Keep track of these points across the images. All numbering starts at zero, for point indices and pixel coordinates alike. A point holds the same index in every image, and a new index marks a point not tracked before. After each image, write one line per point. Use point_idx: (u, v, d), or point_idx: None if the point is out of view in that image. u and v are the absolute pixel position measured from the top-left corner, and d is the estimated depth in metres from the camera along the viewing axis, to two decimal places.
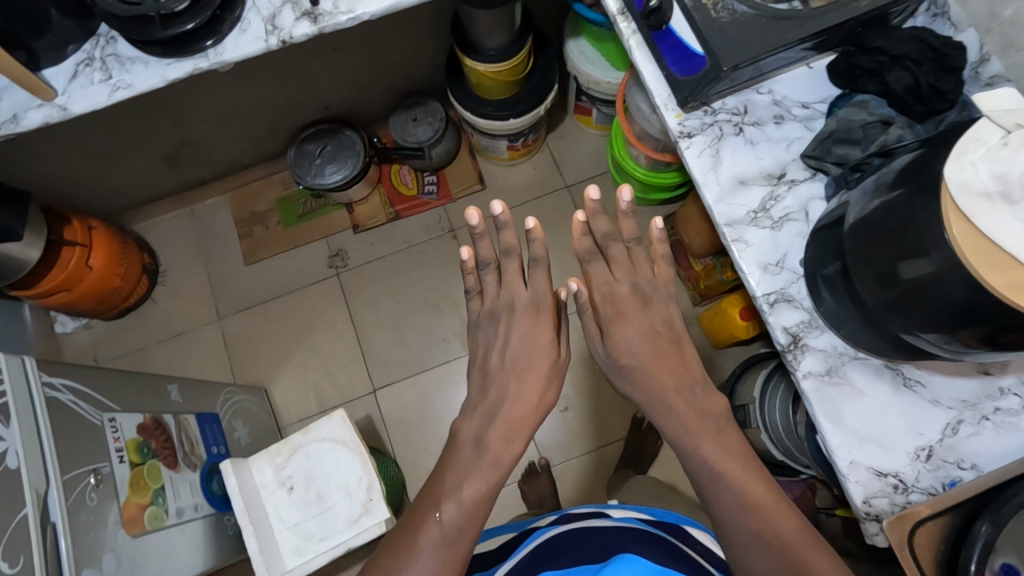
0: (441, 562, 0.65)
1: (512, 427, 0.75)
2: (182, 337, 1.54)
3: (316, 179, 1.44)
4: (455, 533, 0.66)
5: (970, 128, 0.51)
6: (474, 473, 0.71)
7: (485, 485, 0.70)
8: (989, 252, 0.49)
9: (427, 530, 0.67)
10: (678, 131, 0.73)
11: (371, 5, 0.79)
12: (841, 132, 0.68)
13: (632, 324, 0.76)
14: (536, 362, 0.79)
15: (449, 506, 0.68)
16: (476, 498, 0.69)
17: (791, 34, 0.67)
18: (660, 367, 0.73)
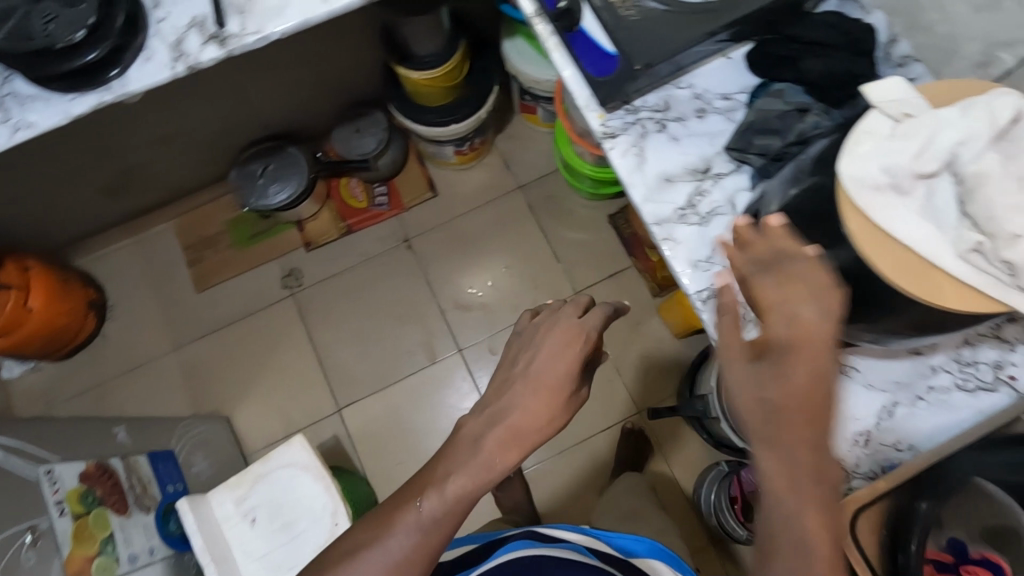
0: (406, 559, 0.60)
1: (514, 442, 0.62)
2: (138, 371, 1.48)
3: (260, 200, 1.40)
4: (427, 529, 0.60)
5: (861, 121, 0.51)
6: (468, 468, 0.61)
7: (477, 481, 0.61)
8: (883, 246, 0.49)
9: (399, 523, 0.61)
10: (601, 132, 0.72)
11: (280, 23, 0.77)
12: (759, 122, 0.67)
13: (802, 366, 0.45)
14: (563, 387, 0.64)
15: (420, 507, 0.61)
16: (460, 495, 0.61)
17: (702, 28, 0.68)
18: (795, 424, 0.44)
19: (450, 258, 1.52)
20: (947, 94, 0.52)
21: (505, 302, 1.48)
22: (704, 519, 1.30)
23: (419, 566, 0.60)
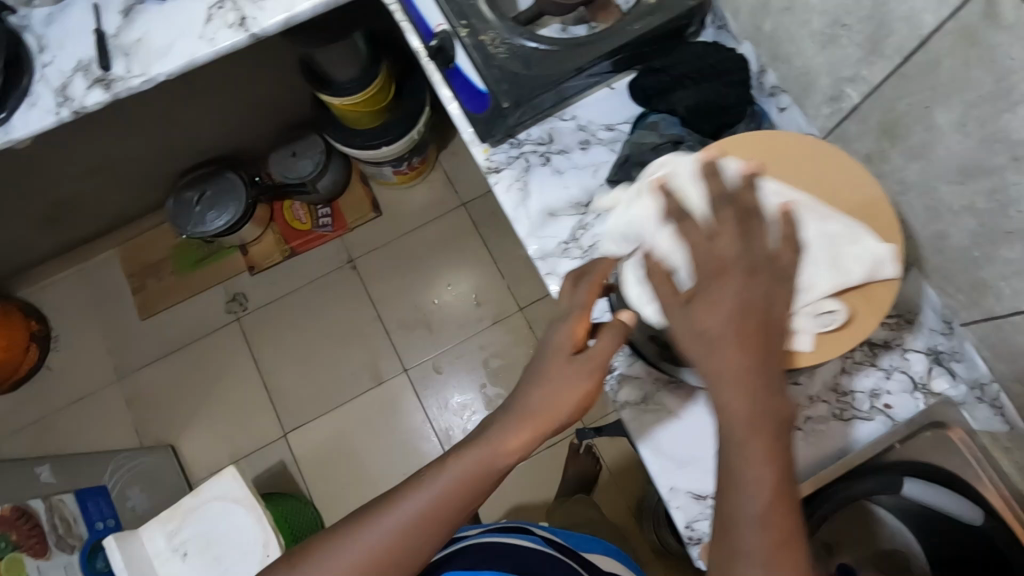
0: (406, 533, 0.59)
1: (529, 423, 0.59)
2: (84, 402, 1.47)
3: (198, 227, 1.40)
4: (433, 500, 0.60)
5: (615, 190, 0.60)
6: (482, 446, 0.60)
7: (484, 464, 0.60)
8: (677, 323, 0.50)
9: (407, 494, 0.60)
10: (485, 166, 0.72)
11: (166, 64, 0.76)
12: (635, 156, 0.67)
13: (725, 303, 0.45)
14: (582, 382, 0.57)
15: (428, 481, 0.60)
16: (469, 474, 0.60)
17: (571, 63, 0.65)
18: (734, 360, 0.44)
19: (393, 277, 1.52)
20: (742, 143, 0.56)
21: (449, 321, 1.48)
22: (645, 532, 1.29)
23: (419, 541, 0.59)
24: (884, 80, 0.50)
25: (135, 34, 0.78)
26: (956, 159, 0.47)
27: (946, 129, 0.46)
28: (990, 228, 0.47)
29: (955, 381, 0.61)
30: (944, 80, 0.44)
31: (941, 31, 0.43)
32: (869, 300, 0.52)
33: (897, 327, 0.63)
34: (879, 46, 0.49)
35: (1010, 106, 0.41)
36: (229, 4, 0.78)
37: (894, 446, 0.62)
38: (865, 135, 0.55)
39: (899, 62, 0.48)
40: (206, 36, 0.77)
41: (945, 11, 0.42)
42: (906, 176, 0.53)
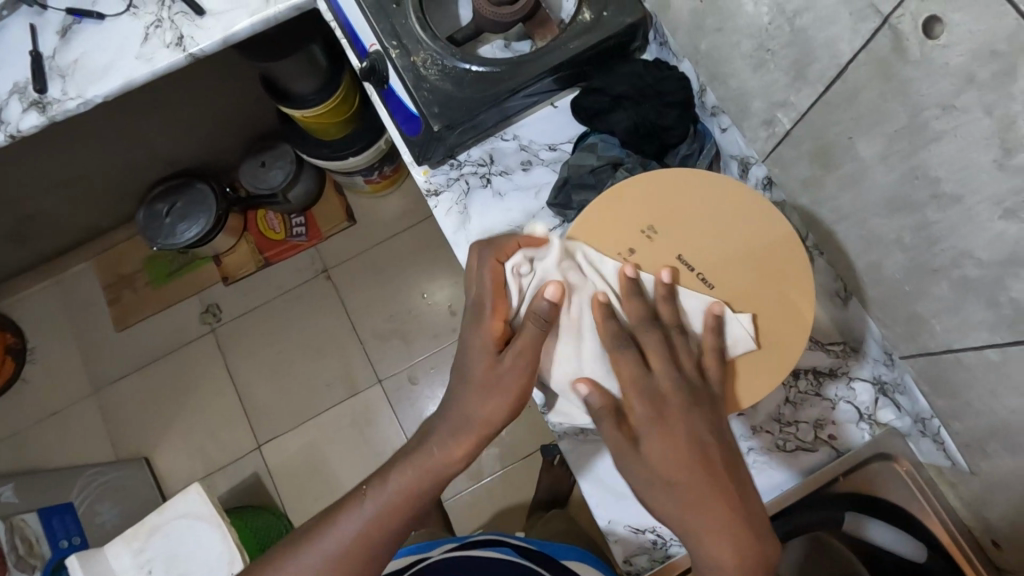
0: (343, 557, 0.54)
1: (466, 433, 0.54)
2: (59, 415, 1.47)
3: (169, 239, 1.39)
4: (375, 517, 0.55)
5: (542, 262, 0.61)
6: (423, 457, 0.56)
7: (425, 479, 0.55)
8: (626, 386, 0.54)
9: (349, 510, 0.55)
10: (425, 189, 0.71)
11: (102, 86, 0.75)
12: (574, 179, 0.65)
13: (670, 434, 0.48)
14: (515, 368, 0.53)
15: (369, 499, 0.55)
16: (410, 491, 0.55)
17: (505, 85, 0.63)
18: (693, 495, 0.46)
19: (367, 287, 1.51)
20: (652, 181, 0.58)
21: (423, 330, 1.47)
22: None
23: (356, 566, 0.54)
24: (811, 106, 0.47)
25: (71, 55, 0.76)
26: (883, 192, 0.44)
27: (871, 161, 0.44)
28: (919, 264, 0.45)
29: (900, 413, 0.58)
30: (863, 111, 0.42)
31: (857, 61, 0.40)
32: (784, 328, 0.56)
33: (844, 354, 0.61)
34: (803, 72, 0.46)
35: (926, 142, 0.38)
36: (167, 23, 0.77)
37: (838, 478, 0.61)
38: (800, 161, 0.53)
39: (822, 89, 0.45)
40: (143, 56, 0.76)
41: (859, 40, 0.39)
42: (840, 205, 0.50)
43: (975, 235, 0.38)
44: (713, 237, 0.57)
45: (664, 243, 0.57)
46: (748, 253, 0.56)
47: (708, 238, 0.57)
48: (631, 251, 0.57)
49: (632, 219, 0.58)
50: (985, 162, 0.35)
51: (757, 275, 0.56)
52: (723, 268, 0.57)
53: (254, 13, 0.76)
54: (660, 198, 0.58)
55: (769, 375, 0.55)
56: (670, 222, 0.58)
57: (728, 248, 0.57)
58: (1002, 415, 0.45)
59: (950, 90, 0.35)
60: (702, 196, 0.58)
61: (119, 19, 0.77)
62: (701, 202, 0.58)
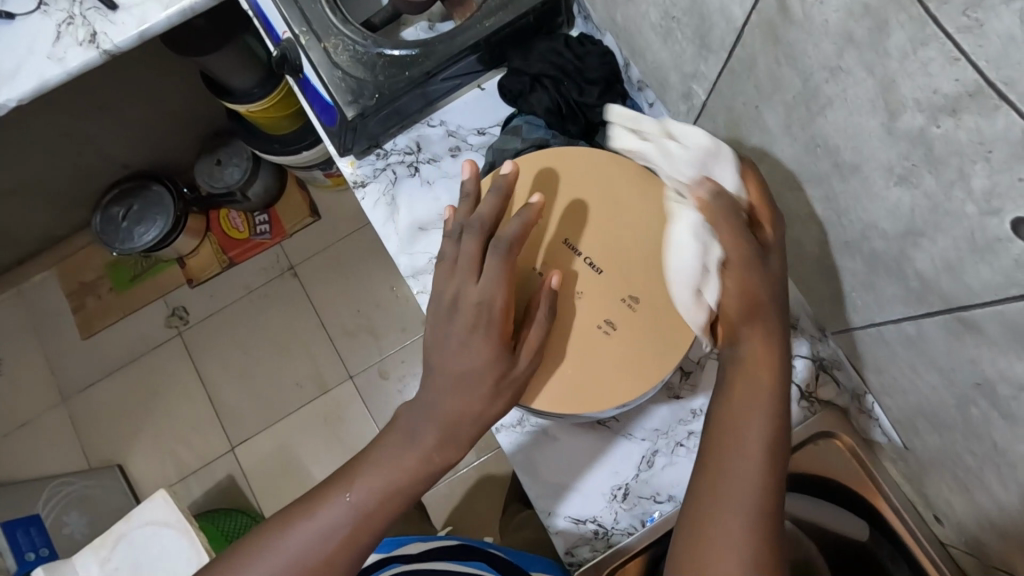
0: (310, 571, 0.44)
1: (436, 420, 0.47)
2: (29, 427, 1.46)
3: (126, 243, 1.36)
4: (339, 525, 0.45)
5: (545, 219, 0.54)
6: (402, 440, 0.47)
7: (406, 481, 0.47)
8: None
9: (316, 509, 0.46)
10: (351, 181, 0.68)
11: (13, 89, 0.72)
12: (499, 163, 0.62)
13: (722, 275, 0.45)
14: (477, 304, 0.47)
15: (335, 502, 0.46)
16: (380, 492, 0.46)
17: (419, 69, 0.61)
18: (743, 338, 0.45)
19: (334, 284, 1.48)
20: (546, 163, 0.55)
21: (392, 324, 1.45)
22: None
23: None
24: (719, 76, 0.45)
25: None
26: (791, 162, 0.42)
27: (777, 132, 0.42)
28: (834, 237, 0.43)
29: (841, 389, 0.57)
30: (764, 80, 0.40)
31: (749, 24, 0.38)
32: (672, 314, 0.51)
33: None
34: (707, 41, 0.44)
35: (820, 110, 0.36)
36: (79, 19, 0.73)
37: None
38: (719, 135, 0.51)
39: (725, 57, 0.43)
40: (55, 56, 0.73)
41: (748, 1, 0.37)
42: (758, 179, 0.48)
43: (875, 204, 0.36)
44: (605, 222, 0.54)
45: (549, 229, 0.53)
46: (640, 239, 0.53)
47: (605, 223, 0.54)
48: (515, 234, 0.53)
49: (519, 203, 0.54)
50: (874, 126, 0.33)
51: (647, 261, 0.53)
52: (615, 251, 0.53)
53: (167, 5, 0.73)
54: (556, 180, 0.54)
55: (655, 364, 0.51)
56: (562, 206, 0.54)
57: (623, 233, 0.53)
58: (924, 391, 0.43)
59: (833, 52, 0.33)
60: (600, 179, 0.54)
61: (30, 18, 0.74)
62: (598, 185, 0.54)
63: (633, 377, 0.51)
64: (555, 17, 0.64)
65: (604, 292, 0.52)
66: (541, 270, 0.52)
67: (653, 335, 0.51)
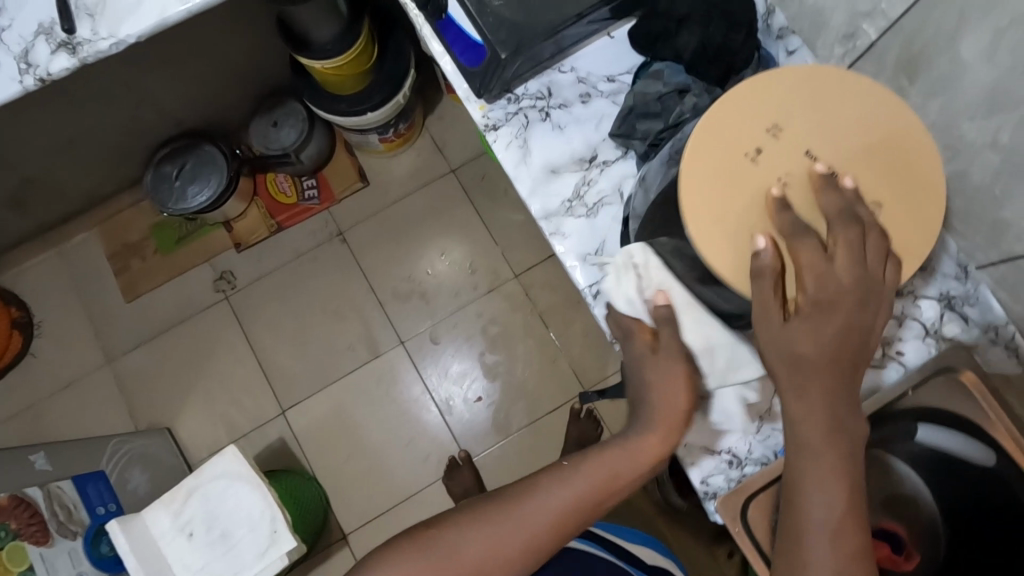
0: (538, 527, 0.57)
1: (657, 425, 0.58)
2: (73, 389, 1.44)
3: (179, 203, 1.34)
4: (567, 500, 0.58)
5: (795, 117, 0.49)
6: (620, 449, 0.59)
7: (626, 465, 0.59)
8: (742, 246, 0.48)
9: (544, 484, 0.58)
10: (483, 124, 0.69)
11: (134, 25, 0.71)
12: (640, 107, 0.65)
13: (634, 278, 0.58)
14: (728, 207, 0.48)
15: (545, 491, 0.58)
16: (592, 486, 0.58)
17: (569, 9, 0.63)
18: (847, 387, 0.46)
19: (384, 249, 1.49)
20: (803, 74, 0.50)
21: (445, 290, 1.46)
22: (650, 492, 1.26)
23: (545, 543, 0.57)
24: (906, 9, 0.48)
25: None
26: (982, 91, 0.45)
27: (972, 61, 0.44)
28: (1015, 162, 0.45)
29: (966, 325, 0.61)
30: (973, 4, 0.42)
31: None
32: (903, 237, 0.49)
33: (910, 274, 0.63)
34: None
35: None
36: None
37: (905, 393, 0.62)
38: (882, 74, 0.53)
39: None
40: None
41: None
42: (926, 114, 0.51)
43: None
44: (852, 135, 0.49)
45: (794, 140, 0.49)
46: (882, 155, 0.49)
47: (852, 134, 0.49)
48: (758, 149, 0.49)
49: (765, 109, 0.50)
50: None
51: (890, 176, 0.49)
52: (859, 166, 0.49)
53: None
54: (803, 93, 0.50)
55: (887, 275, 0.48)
56: (807, 119, 0.49)
57: (870, 147, 0.49)
58: None
59: None
60: (856, 97, 0.49)
61: None
62: (844, 99, 0.50)
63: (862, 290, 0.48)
64: None
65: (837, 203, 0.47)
66: (782, 181, 0.48)
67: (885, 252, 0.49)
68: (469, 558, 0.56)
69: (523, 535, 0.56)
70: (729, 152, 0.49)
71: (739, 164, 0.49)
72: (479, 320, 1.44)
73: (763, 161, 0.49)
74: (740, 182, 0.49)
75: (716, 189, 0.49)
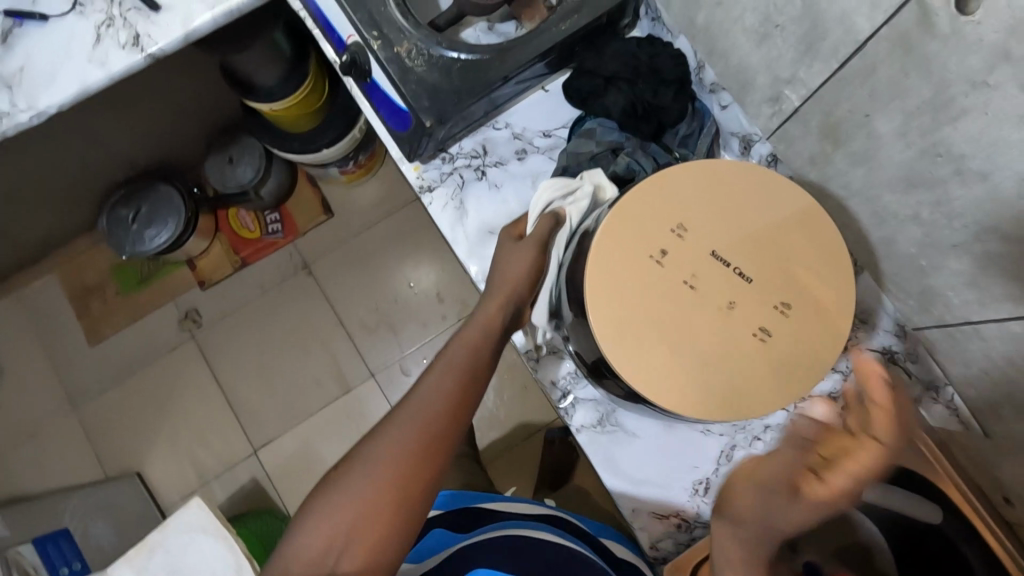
0: (433, 416, 0.51)
1: (499, 291, 0.58)
2: (38, 437, 1.41)
3: (137, 246, 1.32)
4: (448, 382, 0.53)
5: (705, 214, 0.49)
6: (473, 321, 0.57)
7: (483, 331, 0.56)
8: (653, 349, 0.48)
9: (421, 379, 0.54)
10: (418, 185, 0.68)
11: (54, 95, 0.69)
12: (573, 167, 0.63)
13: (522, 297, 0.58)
14: (639, 307, 0.48)
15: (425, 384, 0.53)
16: (466, 355, 0.54)
17: (494, 73, 0.60)
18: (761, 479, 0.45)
19: (351, 280, 1.47)
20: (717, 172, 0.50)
21: (413, 320, 1.45)
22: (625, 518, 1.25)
23: (447, 423, 0.51)
24: (823, 82, 0.46)
25: (15, 62, 0.70)
26: (897, 168, 0.44)
27: (887, 137, 0.44)
28: (936, 238, 0.45)
29: (911, 380, 0.60)
30: (881, 88, 0.42)
31: (876, 37, 0.40)
32: (821, 335, 0.48)
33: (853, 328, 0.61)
34: (815, 47, 0.45)
35: (951, 119, 0.38)
36: (119, 21, 0.71)
37: None
38: (807, 138, 0.52)
39: (836, 66, 0.44)
40: (97, 59, 0.70)
41: (880, 16, 0.39)
42: (850, 182, 0.50)
43: (996, 207, 0.39)
44: (758, 233, 0.49)
45: (699, 241, 0.49)
46: (792, 253, 0.49)
47: (756, 232, 0.49)
48: (663, 251, 0.49)
49: (669, 211, 0.49)
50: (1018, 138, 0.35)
51: (800, 271, 0.49)
52: (770, 264, 0.49)
53: (214, 6, 0.71)
54: (713, 191, 0.50)
55: (799, 380, 0.48)
56: (718, 216, 0.49)
57: (775, 244, 0.49)
58: None
59: (982, 67, 0.35)
60: (766, 197, 0.49)
61: (65, 20, 0.71)
62: (747, 198, 0.50)
63: (776, 393, 0.48)
64: (621, 18, 0.63)
65: (741, 306, 0.48)
66: (688, 283, 0.48)
67: (799, 353, 0.48)
68: (376, 479, 0.49)
69: (419, 439, 0.50)
70: (635, 255, 0.49)
71: (645, 265, 0.49)
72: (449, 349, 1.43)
73: (670, 263, 0.48)
74: (652, 277, 0.48)
75: (624, 291, 0.48)
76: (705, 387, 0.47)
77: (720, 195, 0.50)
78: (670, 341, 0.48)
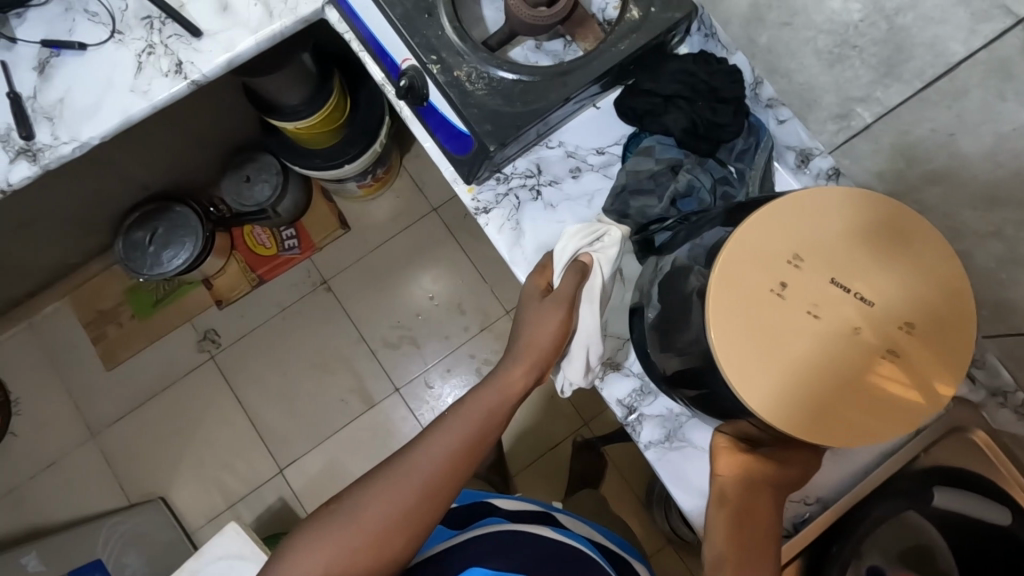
0: (434, 471, 0.56)
1: (524, 355, 0.58)
2: (57, 466, 1.39)
3: (154, 268, 1.30)
4: (455, 443, 0.57)
5: (824, 241, 0.45)
6: (490, 384, 0.59)
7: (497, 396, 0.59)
8: (771, 386, 0.45)
9: (431, 432, 0.58)
10: (473, 208, 0.67)
11: (96, 127, 0.68)
12: (633, 185, 0.63)
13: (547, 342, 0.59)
14: (762, 344, 0.45)
15: (433, 438, 0.57)
16: (479, 417, 0.58)
17: (556, 94, 0.61)
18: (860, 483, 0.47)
19: (370, 294, 1.46)
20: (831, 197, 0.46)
21: (435, 333, 1.44)
22: (658, 523, 1.26)
23: (444, 480, 0.56)
24: (901, 103, 0.47)
25: (55, 93, 0.69)
26: (984, 187, 0.45)
27: (975, 158, 0.45)
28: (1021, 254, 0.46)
29: (975, 385, 0.60)
30: (973, 110, 0.43)
31: (971, 60, 0.41)
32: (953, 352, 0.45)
33: None
34: (896, 69, 0.46)
35: None
36: (161, 49, 0.70)
37: (920, 455, 0.62)
38: (878, 155, 0.53)
39: (918, 87, 0.45)
40: (139, 89, 0.69)
41: (977, 41, 0.40)
42: (925, 198, 0.50)
43: None
44: (882, 255, 0.45)
45: (823, 270, 0.45)
46: (920, 281, 0.45)
47: (881, 256, 0.45)
48: (783, 284, 0.45)
49: (787, 238, 0.46)
50: None
51: (932, 301, 0.45)
52: (902, 288, 0.45)
53: (256, 31, 0.70)
54: (828, 218, 0.46)
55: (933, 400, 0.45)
56: (839, 243, 0.45)
57: (906, 268, 0.45)
58: None
59: None
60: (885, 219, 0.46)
61: (104, 48, 0.70)
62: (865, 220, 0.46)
63: (904, 421, 0.45)
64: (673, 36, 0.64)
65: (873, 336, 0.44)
66: (813, 314, 0.45)
67: (930, 377, 0.45)
68: (371, 517, 0.54)
69: (415, 490, 0.55)
70: (753, 288, 0.45)
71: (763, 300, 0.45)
72: (472, 361, 1.42)
73: (794, 295, 0.45)
74: (772, 313, 0.45)
75: (744, 323, 0.45)
76: (821, 424, 0.45)
77: (837, 220, 0.46)
78: (799, 375, 0.45)
